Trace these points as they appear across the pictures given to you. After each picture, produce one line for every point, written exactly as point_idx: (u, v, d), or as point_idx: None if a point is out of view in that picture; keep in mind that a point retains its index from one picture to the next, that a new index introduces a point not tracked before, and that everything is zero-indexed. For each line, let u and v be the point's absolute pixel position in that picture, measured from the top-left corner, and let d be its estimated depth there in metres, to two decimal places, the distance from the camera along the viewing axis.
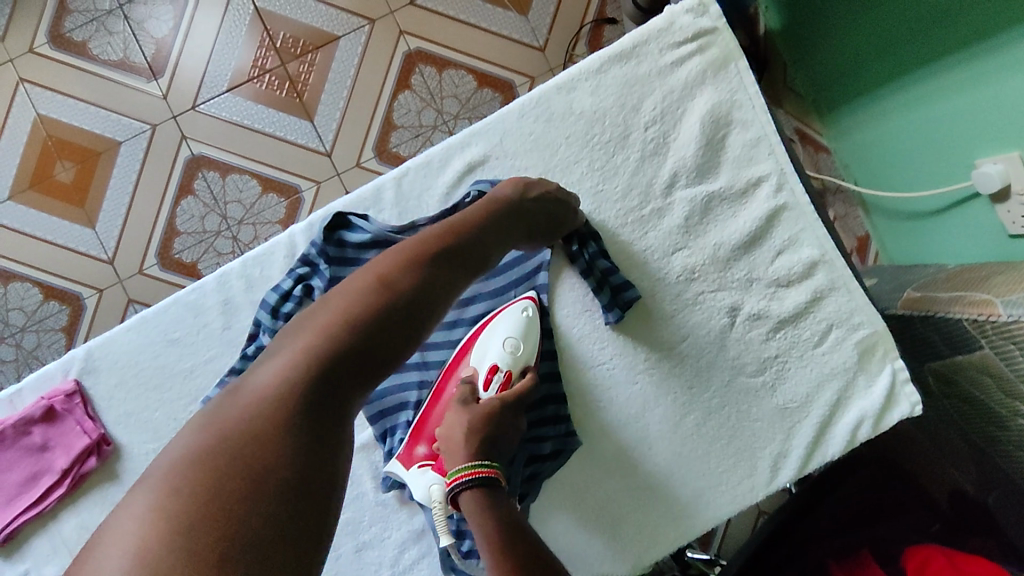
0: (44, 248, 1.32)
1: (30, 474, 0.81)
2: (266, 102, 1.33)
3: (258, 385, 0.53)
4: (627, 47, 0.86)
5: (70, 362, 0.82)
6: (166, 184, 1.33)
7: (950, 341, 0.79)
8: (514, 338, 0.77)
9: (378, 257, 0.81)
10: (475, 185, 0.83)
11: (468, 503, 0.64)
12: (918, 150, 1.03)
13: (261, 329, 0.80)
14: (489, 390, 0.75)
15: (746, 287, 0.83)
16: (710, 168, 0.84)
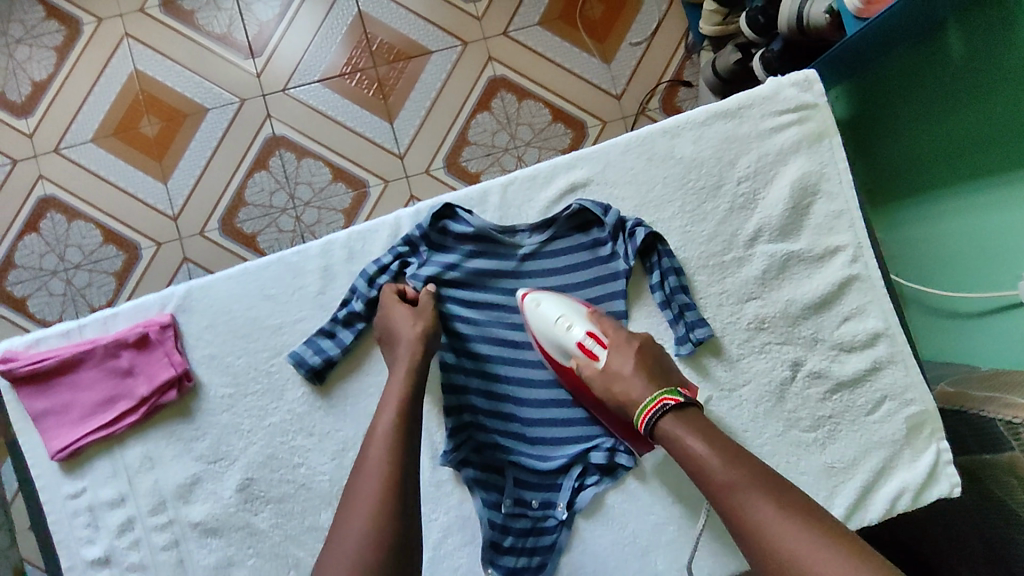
0: (117, 195, 1.38)
1: (108, 395, 0.85)
2: (354, 98, 1.42)
3: (373, 461, 0.69)
4: (732, 106, 0.91)
5: (168, 297, 0.87)
6: (244, 156, 1.40)
7: (982, 439, 0.82)
8: (563, 315, 0.83)
9: (476, 250, 0.89)
10: (576, 201, 0.89)
11: (669, 425, 0.72)
12: (958, 254, 1.09)
13: (355, 294, 0.87)
14: (597, 355, 0.81)
15: (811, 345, 0.89)
16: (792, 231, 0.90)
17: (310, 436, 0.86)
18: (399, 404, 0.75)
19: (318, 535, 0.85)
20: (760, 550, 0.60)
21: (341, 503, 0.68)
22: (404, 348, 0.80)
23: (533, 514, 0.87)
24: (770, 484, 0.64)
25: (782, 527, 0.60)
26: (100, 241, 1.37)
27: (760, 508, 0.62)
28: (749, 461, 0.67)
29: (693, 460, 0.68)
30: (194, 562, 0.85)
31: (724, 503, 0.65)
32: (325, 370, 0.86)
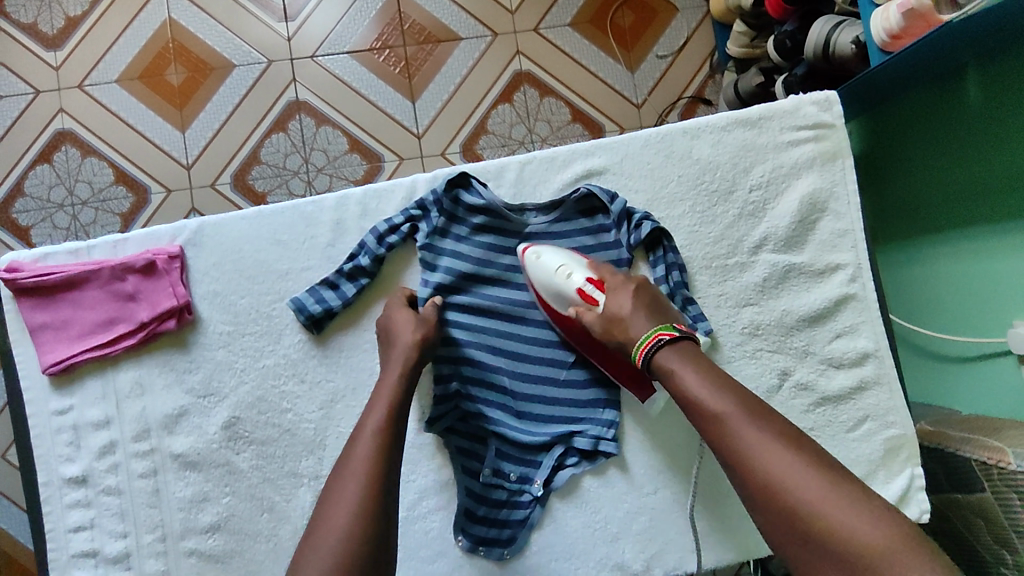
0: (134, 137, 1.39)
1: (109, 317, 0.86)
2: (379, 73, 1.45)
3: (358, 461, 0.69)
4: (754, 115, 0.93)
5: (180, 230, 0.88)
6: (265, 115, 1.41)
7: (954, 479, 0.86)
8: (562, 264, 0.85)
9: (482, 223, 0.90)
10: (585, 186, 0.90)
11: (668, 356, 0.74)
12: (948, 297, 1.12)
13: (363, 248, 0.88)
14: (597, 298, 0.83)
15: (801, 357, 0.90)
16: (797, 243, 0.92)
17: (300, 383, 0.87)
18: (390, 402, 0.76)
19: (296, 482, 0.86)
20: (753, 477, 0.62)
21: (321, 500, 0.68)
22: (397, 351, 0.81)
23: (510, 487, 0.87)
24: (759, 412, 0.66)
25: (772, 451, 0.63)
26: (111, 179, 1.38)
27: (752, 434, 0.64)
28: (738, 390, 0.69)
29: (685, 393, 0.70)
30: (170, 493, 0.85)
31: (715, 430, 0.67)
32: (324, 320, 0.88)
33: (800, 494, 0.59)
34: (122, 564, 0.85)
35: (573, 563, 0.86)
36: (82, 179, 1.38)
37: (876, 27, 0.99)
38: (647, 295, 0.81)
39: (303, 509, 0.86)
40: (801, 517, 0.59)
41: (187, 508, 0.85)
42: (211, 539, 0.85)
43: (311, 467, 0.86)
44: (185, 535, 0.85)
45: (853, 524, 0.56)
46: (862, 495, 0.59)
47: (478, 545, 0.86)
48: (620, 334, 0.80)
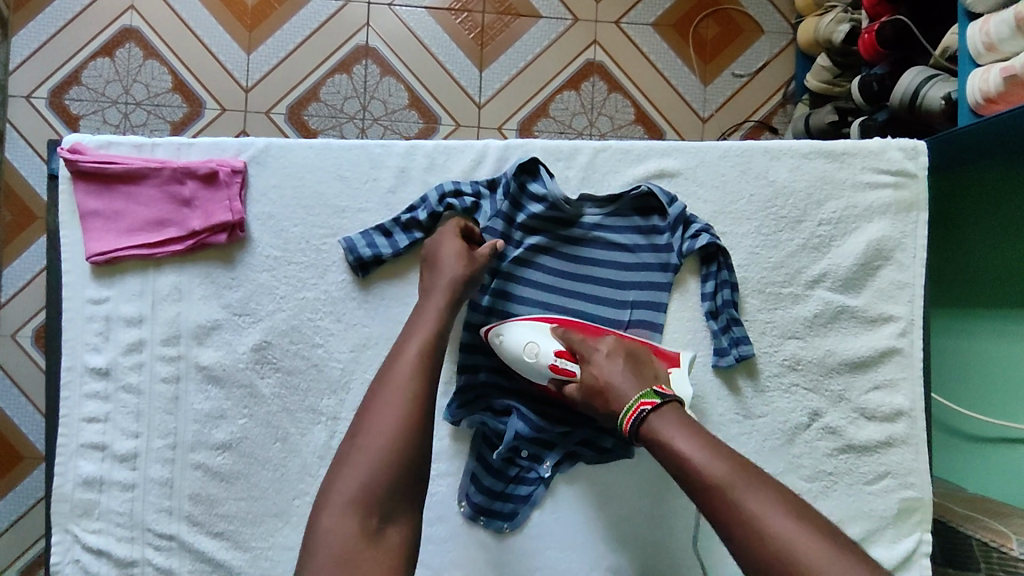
0: (200, 49, 1.37)
1: (161, 218, 0.85)
2: (453, 35, 1.43)
3: (396, 387, 0.68)
4: (837, 149, 0.91)
5: (247, 146, 0.87)
6: (332, 54, 1.40)
7: (949, 556, 0.91)
8: (527, 345, 0.82)
9: (540, 213, 0.88)
10: (646, 184, 0.88)
11: (659, 423, 0.68)
12: (968, 370, 1.10)
13: (423, 200, 0.87)
14: (567, 369, 0.81)
15: (834, 401, 0.89)
16: (855, 286, 0.90)
17: (336, 322, 0.87)
18: (429, 327, 0.75)
19: (313, 418, 0.86)
20: (752, 549, 0.58)
21: (351, 432, 0.67)
22: (440, 279, 0.79)
23: (521, 463, 0.87)
24: (755, 475, 0.62)
25: (774, 523, 0.58)
26: (169, 86, 1.36)
27: (750, 502, 0.60)
28: (730, 454, 0.64)
29: (679, 457, 0.65)
30: (188, 403, 0.85)
31: (713, 502, 0.62)
32: (370, 265, 0.87)
33: (799, 563, 0.56)
34: (128, 464, 0.85)
35: (567, 555, 0.86)
36: (140, 79, 1.36)
37: (972, 87, 0.99)
38: (623, 353, 0.78)
39: (315, 445, 0.86)
40: None
41: (202, 421, 0.85)
42: (220, 457, 0.85)
43: (330, 406, 0.86)
44: (195, 448, 0.85)
45: None
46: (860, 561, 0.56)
47: (478, 515, 0.86)
48: (604, 404, 0.76)
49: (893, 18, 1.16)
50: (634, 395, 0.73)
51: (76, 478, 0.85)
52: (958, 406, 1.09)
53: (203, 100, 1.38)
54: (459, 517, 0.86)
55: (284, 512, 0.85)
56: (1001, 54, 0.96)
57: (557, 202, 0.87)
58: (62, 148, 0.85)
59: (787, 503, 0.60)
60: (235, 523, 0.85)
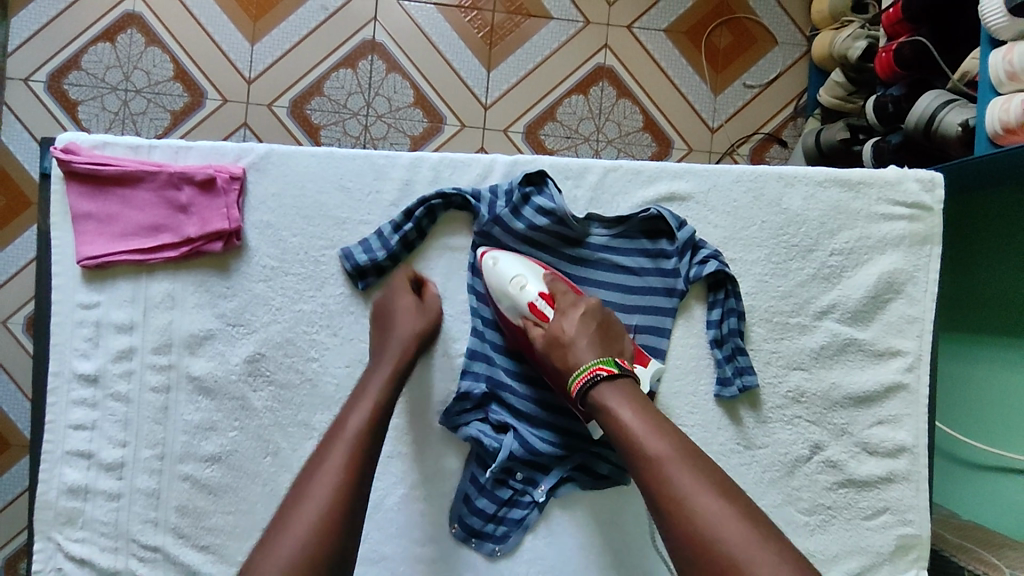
0: (202, 38, 1.34)
1: (155, 224, 0.82)
2: (462, 33, 1.40)
3: (337, 451, 0.66)
4: (853, 178, 0.88)
5: (247, 151, 0.84)
6: (337, 48, 1.37)
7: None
8: (515, 278, 0.81)
9: (544, 226, 0.85)
10: (655, 207, 0.86)
11: (606, 391, 0.70)
12: (974, 399, 1.09)
13: (423, 205, 0.84)
14: (546, 313, 0.80)
15: (837, 434, 0.88)
16: (864, 318, 0.88)
17: (332, 335, 0.85)
18: (378, 392, 0.73)
19: (306, 433, 0.84)
20: (676, 522, 0.61)
21: (290, 495, 0.64)
22: (393, 340, 0.79)
23: (515, 486, 0.85)
24: (691, 455, 0.64)
25: (701, 502, 0.60)
26: (169, 75, 1.33)
27: (683, 480, 0.62)
28: (672, 434, 0.66)
29: (622, 430, 0.67)
30: (178, 414, 0.83)
31: (646, 475, 0.64)
32: (369, 274, 0.85)
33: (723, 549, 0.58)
34: (114, 473, 0.83)
35: None
36: (138, 67, 1.33)
37: (991, 116, 0.98)
38: (594, 319, 0.77)
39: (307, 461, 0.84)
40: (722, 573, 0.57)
41: (192, 432, 0.83)
42: (209, 469, 0.83)
43: (323, 422, 0.84)
44: (184, 459, 0.83)
45: None
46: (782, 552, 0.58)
47: (470, 538, 0.84)
48: (562, 359, 0.75)
49: (912, 39, 1.14)
50: (591, 358, 0.73)
51: (60, 485, 0.83)
52: (960, 437, 1.08)
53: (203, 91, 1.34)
54: (450, 539, 0.85)
55: None
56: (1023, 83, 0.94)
57: (563, 217, 0.84)
58: (55, 146, 0.82)
59: (718, 486, 0.62)
60: (222, 536, 0.83)
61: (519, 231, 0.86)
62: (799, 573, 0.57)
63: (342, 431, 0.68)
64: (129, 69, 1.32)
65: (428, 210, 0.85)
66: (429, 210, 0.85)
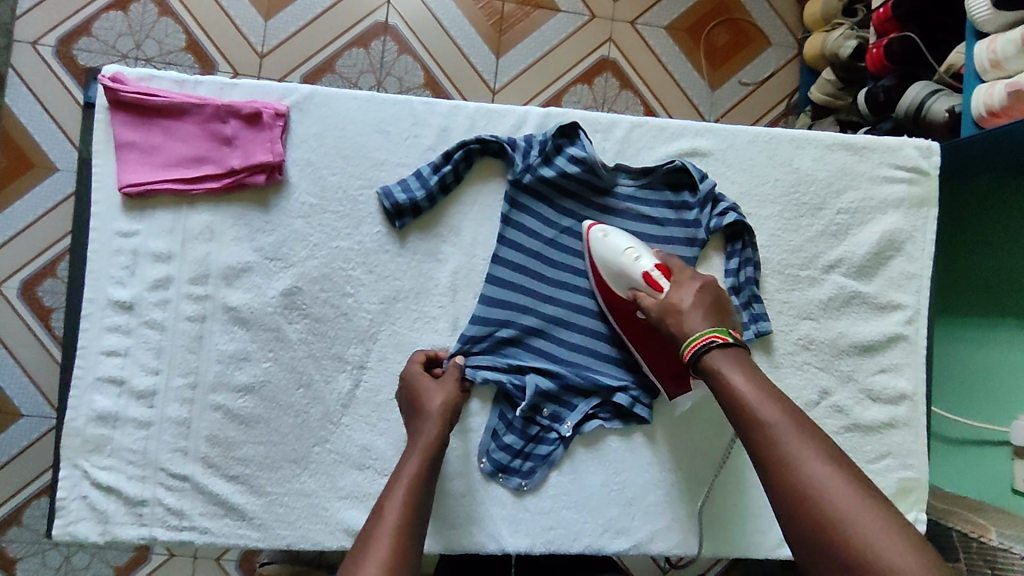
0: (217, 11, 1.37)
1: (198, 155, 0.84)
2: (473, 21, 1.45)
3: (378, 542, 0.66)
4: (859, 142, 0.95)
5: (291, 91, 0.87)
6: (352, 28, 1.40)
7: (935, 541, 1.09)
8: (627, 252, 0.83)
9: (576, 175, 0.89)
10: (681, 160, 0.91)
11: (722, 357, 0.74)
12: (962, 377, 1.22)
13: (461, 149, 0.87)
14: (661, 282, 0.82)
15: (843, 381, 0.93)
16: (868, 273, 0.94)
17: (368, 272, 0.87)
18: (410, 484, 0.73)
19: (339, 365, 0.86)
20: (789, 489, 0.64)
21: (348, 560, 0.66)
22: (424, 422, 0.79)
23: (541, 423, 0.88)
24: (804, 425, 0.67)
25: (814, 467, 0.64)
26: (181, 46, 1.34)
27: (797, 452, 0.65)
28: (786, 405, 0.70)
29: (736, 397, 0.71)
30: (212, 343, 0.84)
31: (763, 445, 0.68)
32: (406, 214, 0.87)
33: (838, 519, 0.61)
34: (145, 401, 0.84)
35: (582, 516, 0.88)
36: (151, 36, 1.34)
37: (976, 101, 1.06)
38: (712, 294, 0.81)
39: (339, 394, 0.85)
40: (837, 543, 0.60)
41: (226, 362, 0.84)
42: (241, 400, 0.84)
43: (357, 355, 0.86)
44: (216, 389, 0.84)
45: (892, 552, 0.58)
46: (894, 520, 0.60)
47: (498, 473, 0.86)
48: (676, 326, 0.79)
49: (901, 35, 1.23)
50: (698, 330, 0.77)
51: (89, 412, 0.83)
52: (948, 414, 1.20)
53: (216, 63, 1.36)
54: (477, 475, 0.87)
55: (302, 459, 0.84)
56: (1005, 71, 1.03)
57: (594, 166, 0.88)
58: (102, 76, 0.84)
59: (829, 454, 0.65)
60: (252, 466, 0.84)
61: (551, 179, 0.89)
62: (911, 537, 0.59)
63: (380, 524, 0.69)
64: (143, 37, 1.33)
65: (466, 155, 0.88)
66: (467, 154, 0.88)
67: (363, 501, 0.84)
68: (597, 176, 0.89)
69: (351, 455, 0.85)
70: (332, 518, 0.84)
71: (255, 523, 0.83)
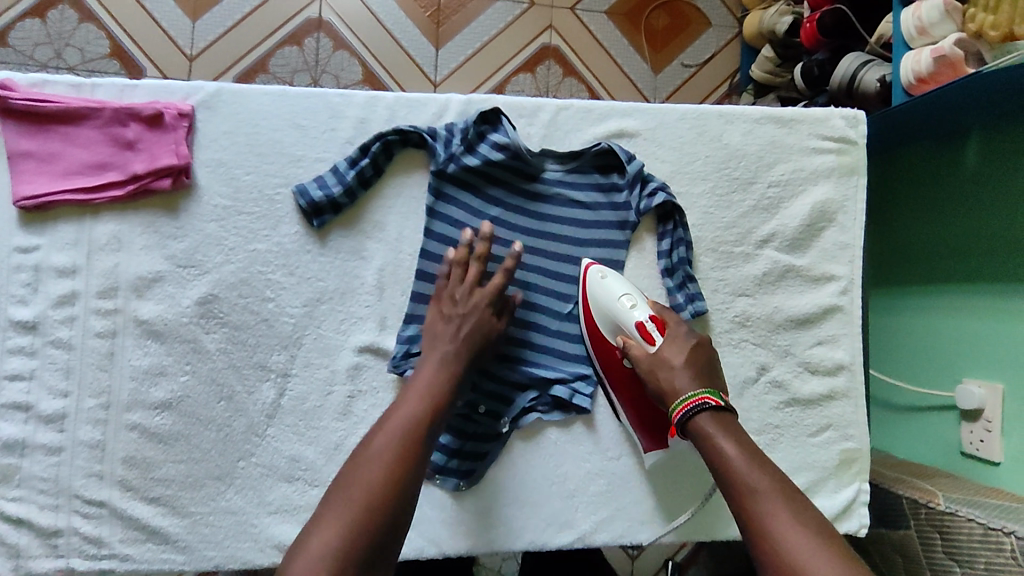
0: (141, 15, 1.31)
1: (100, 161, 0.80)
2: (409, 14, 1.42)
3: (382, 450, 0.69)
4: (786, 115, 0.95)
5: (196, 89, 0.83)
6: (283, 26, 1.36)
7: (884, 513, 1.07)
8: (624, 298, 0.83)
9: (500, 163, 0.86)
10: (607, 142, 0.89)
11: (706, 421, 0.76)
12: (914, 348, 1.23)
13: (379, 141, 0.84)
14: (654, 338, 0.82)
15: (781, 355, 0.93)
16: (801, 246, 0.94)
17: (288, 275, 0.83)
18: (429, 389, 0.75)
19: (261, 375, 0.83)
20: (767, 553, 0.65)
21: (354, 458, 0.70)
22: (449, 323, 0.80)
23: (478, 419, 0.86)
24: (790, 493, 0.69)
25: (791, 531, 0.65)
26: (105, 53, 1.29)
27: (777, 516, 0.67)
28: (773, 471, 0.71)
29: (723, 459, 0.72)
30: (124, 360, 0.81)
31: (746, 507, 0.69)
32: (325, 212, 0.84)
33: None
34: (55, 425, 0.80)
35: (524, 512, 0.86)
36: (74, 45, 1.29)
37: (905, 68, 1.07)
38: (702, 357, 0.82)
39: (263, 404, 0.83)
40: None
41: (140, 379, 0.81)
42: (158, 417, 0.81)
43: (280, 363, 0.83)
44: (131, 408, 0.81)
45: None
46: None
47: (436, 474, 0.84)
48: (662, 382, 0.80)
49: (832, 8, 1.23)
50: (693, 389, 0.79)
51: None
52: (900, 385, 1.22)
53: (144, 69, 1.31)
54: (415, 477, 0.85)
55: (226, 473, 0.82)
56: (931, 37, 1.03)
57: (519, 153, 0.86)
58: None
59: (808, 520, 0.66)
60: (173, 487, 0.81)
61: (476, 168, 0.86)
62: None
63: (393, 428, 0.71)
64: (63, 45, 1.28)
65: (384, 146, 0.85)
66: (386, 145, 0.85)
67: (294, 514, 0.82)
68: (523, 163, 0.87)
69: (279, 467, 0.83)
70: (261, 535, 0.82)
71: (180, 545, 0.81)
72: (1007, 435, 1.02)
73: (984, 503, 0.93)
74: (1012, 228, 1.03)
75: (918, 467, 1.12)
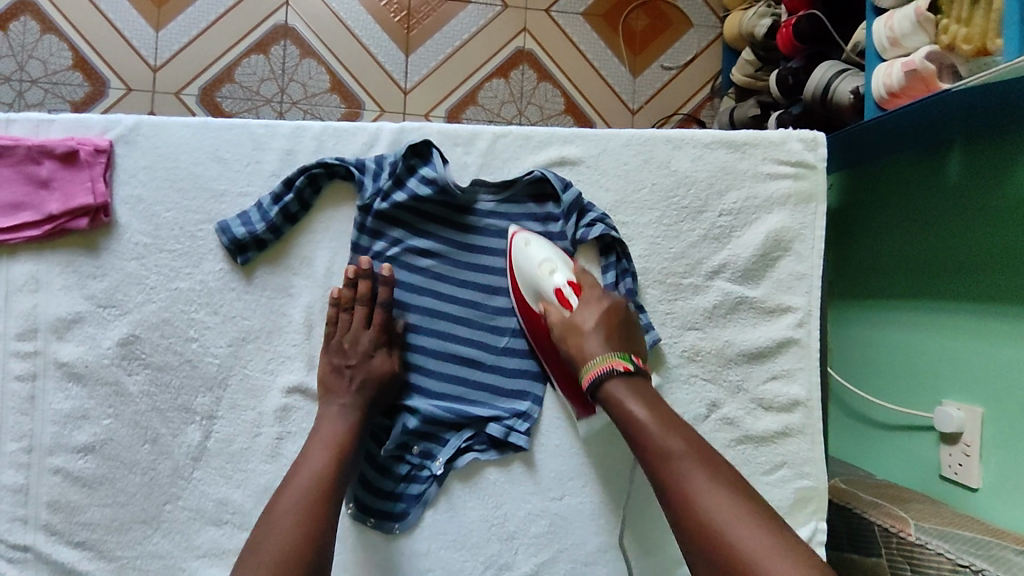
0: (103, 25, 1.28)
1: (14, 201, 0.78)
2: (379, 20, 1.36)
3: (293, 497, 0.69)
4: (739, 139, 0.90)
5: (114, 123, 0.80)
6: (248, 34, 1.32)
7: (855, 539, 0.96)
8: (543, 263, 0.81)
9: (429, 197, 0.83)
10: (540, 169, 0.85)
11: (620, 384, 0.73)
12: (885, 364, 1.16)
13: (303, 174, 0.81)
14: (569, 304, 0.80)
15: (733, 391, 0.89)
16: (754, 277, 0.89)
17: (212, 314, 0.81)
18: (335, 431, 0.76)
19: (186, 417, 0.80)
20: (685, 516, 0.64)
21: (264, 513, 0.69)
22: (344, 367, 0.79)
23: (412, 461, 0.83)
24: (702, 454, 0.67)
25: (708, 494, 0.64)
26: (68, 64, 1.27)
27: (692, 480, 0.65)
28: (686, 432, 0.70)
29: (633, 423, 0.70)
30: (46, 403, 0.79)
31: (658, 470, 0.67)
32: (249, 248, 0.81)
33: (730, 543, 0.60)
34: None
35: (462, 554, 0.83)
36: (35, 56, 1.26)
37: (876, 82, 0.98)
38: (618, 319, 0.79)
39: (188, 447, 0.80)
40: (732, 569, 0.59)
41: (62, 422, 0.79)
42: (82, 460, 0.79)
43: (205, 405, 0.80)
44: (54, 451, 0.79)
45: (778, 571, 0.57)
46: (779, 529, 0.61)
47: (368, 517, 0.82)
48: (576, 347, 0.77)
49: (809, 13, 1.16)
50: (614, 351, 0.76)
51: None
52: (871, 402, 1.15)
53: (106, 80, 1.28)
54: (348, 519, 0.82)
55: (152, 517, 0.79)
56: (905, 48, 0.94)
57: (448, 188, 0.82)
58: None
59: (728, 484, 0.65)
60: (99, 531, 0.79)
61: (405, 204, 0.83)
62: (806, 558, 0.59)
63: (301, 476, 0.71)
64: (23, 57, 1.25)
65: (310, 180, 0.82)
66: (311, 179, 0.82)
67: (222, 558, 0.79)
68: (453, 196, 0.84)
69: (206, 511, 0.80)
70: None
71: None
72: (986, 460, 0.95)
73: (956, 534, 0.84)
74: (995, 239, 0.94)
75: (891, 487, 1.06)
